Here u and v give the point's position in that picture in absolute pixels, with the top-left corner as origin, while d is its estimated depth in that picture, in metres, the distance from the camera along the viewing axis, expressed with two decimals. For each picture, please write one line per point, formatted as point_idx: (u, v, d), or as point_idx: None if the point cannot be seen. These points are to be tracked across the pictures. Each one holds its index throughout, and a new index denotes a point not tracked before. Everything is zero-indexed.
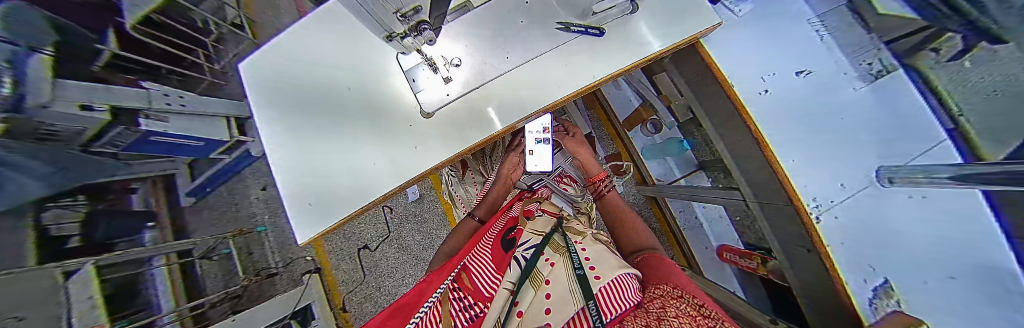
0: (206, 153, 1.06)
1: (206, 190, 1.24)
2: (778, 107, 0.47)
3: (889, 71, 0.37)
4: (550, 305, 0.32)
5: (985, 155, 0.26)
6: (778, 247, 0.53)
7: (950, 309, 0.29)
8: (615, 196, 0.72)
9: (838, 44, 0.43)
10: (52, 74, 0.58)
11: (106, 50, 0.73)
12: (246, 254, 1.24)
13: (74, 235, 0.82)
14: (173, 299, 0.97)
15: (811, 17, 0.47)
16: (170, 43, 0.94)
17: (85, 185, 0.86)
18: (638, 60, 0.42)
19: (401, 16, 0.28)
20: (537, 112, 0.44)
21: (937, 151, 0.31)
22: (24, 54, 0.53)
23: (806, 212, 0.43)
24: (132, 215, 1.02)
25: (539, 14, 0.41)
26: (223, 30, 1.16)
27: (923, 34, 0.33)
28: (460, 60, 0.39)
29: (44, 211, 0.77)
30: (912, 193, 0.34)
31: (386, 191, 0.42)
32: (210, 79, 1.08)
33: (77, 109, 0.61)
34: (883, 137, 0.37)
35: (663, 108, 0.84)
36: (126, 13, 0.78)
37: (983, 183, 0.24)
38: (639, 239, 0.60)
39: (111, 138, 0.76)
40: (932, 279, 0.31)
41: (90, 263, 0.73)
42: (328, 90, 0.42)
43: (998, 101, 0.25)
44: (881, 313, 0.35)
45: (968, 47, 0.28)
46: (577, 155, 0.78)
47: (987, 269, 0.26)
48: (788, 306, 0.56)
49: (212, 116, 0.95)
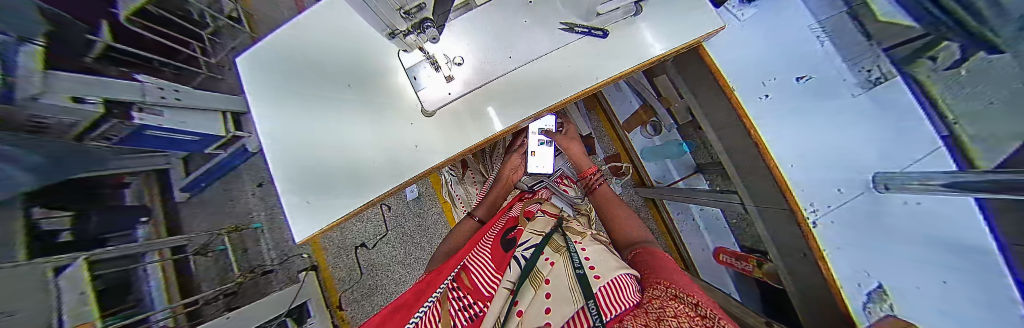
0: (200, 148, 1.04)
1: (200, 186, 1.22)
2: (778, 111, 0.48)
3: (888, 78, 0.37)
4: (550, 305, 0.32)
5: (980, 163, 0.27)
6: (774, 249, 0.54)
7: (942, 315, 0.29)
8: (608, 190, 0.72)
9: (838, 49, 0.43)
10: (43, 66, 0.56)
11: (100, 41, 0.72)
12: (241, 250, 1.23)
13: (65, 229, 0.81)
14: (168, 294, 0.96)
15: (811, 23, 0.46)
16: (165, 35, 0.93)
17: (76, 179, 0.84)
18: (639, 64, 0.43)
19: (404, 14, 0.28)
20: (538, 114, 0.44)
21: (933, 158, 0.31)
22: (14, 44, 0.51)
23: (804, 216, 0.44)
24: (126, 210, 1.01)
25: (541, 12, 0.40)
26: (219, 23, 1.15)
27: (921, 42, 0.34)
28: (462, 59, 0.39)
29: (34, 205, 0.75)
30: (907, 199, 0.34)
31: (385, 190, 0.42)
32: (205, 73, 1.07)
33: (70, 101, 0.59)
34: (879, 144, 0.37)
35: (663, 111, 0.87)
36: (121, 4, 0.78)
37: (975, 191, 0.25)
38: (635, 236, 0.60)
39: (103, 130, 0.74)
40: (925, 284, 0.32)
41: (82, 258, 0.72)
42: (328, 88, 0.42)
43: (996, 112, 0.25)
44: (875, 317, 0.36)
45: (966, 57, 0.29)
46: (568, 151, 0.76)
47: (980, 274, 0.27)
48: (782, 307, 0.57)
49: (207, 111, 0.94)
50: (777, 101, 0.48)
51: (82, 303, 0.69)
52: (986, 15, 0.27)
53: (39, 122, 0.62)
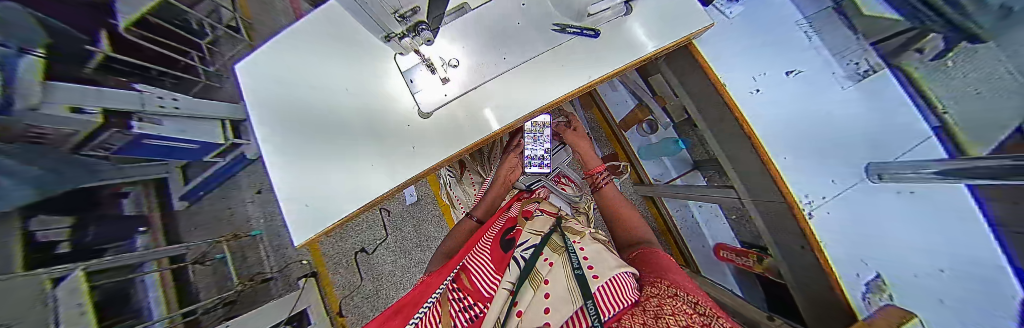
0: (198, 157, 1.04)
1: (198, 194, 1.22)
2: (769, 104, 0.48)
3: (877, 71, 0.39)
4: (549, 305, 0.33)
5: (971, 151, 0.28)
6: (774, 244, 0.53)
7: (939, 303, 0.30)
8: (613, 188, 0.71)
9: (824, 44, 0.45)
10: (42, 77, 0.57)
11: (98, 52, 0.73)
12: (240, 258, 1.22)
13: (62, 241, 0.80)
14: (167, 306, 0.94)
15: (799, 19, 0.48)
16: (164, 45, 0.94)
17: (72, 189, 0.84)
18: (633, 60, 0.43)
19: (399, 17, 0.28)
20: (535, 112, 0.44)
21: (924, 148, 0.33)
22: (14, 55, 0.53)
23: (801, 208, 0.43)
24: (123, 220, 1.00)
25: (535, 15, 0.41)
26: (219, 32, 1.17)
27: (909, 35, 0.35)
28: (458, 61, 0.39)
29: (31, 217, 0.75)
30: (900, 189, 0.35)
31: (384, 191, 0.42)
32: (204, 81, 1.08)
33: (67, 111, 0.60)
34: (875, 137, 0.37)
35: (660, 110, 0.87)
36: (120, 16, 0.80)
37: (969, 178, 0.25)
38: (634, 234, 0.60)
39: (102, 140, 0.74)
40: (922, 272, 0.32)
41: (79, 269, 0.72)
42: (327, 92, 0.42)
43: (987, 100, 0.27)
44: (874, 307, 0.35)
45: (949, 47, 0.31)
46: (577, 148, 0.78)
47: (973, 262, 0.28)
48: (784, 302, 0.56)
49: (208, 120, 0.95)
50: (768, 96, 0.48)
51: (81, 313, 0.69)
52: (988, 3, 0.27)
53: (38, 133, 0.62)
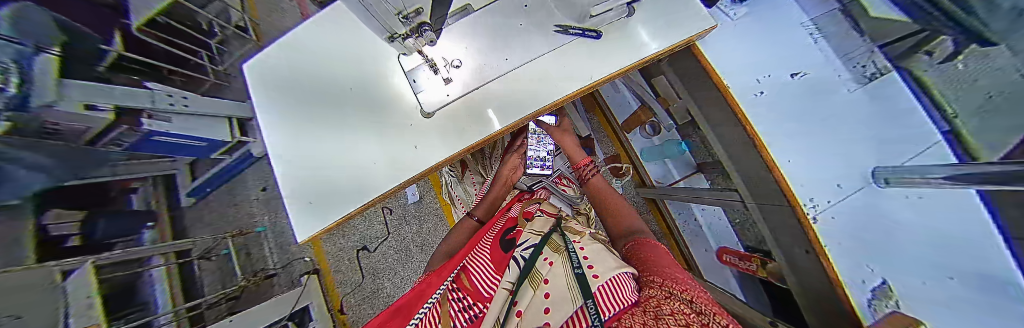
0: (206, 154, 1.05)
1: (206, 190, 1.24)
2: (774, 107, 0.48)
3: (883, 73, 0.38)
4: (549, 305, 0.33)
5: (981, 157, 0.27)
6: (777, 248, 0.52)
7: (949, 312, 0.29)
8: (600, 180, 0.73)
9: (830, 45, 0.44)
10: (58, 75, 0.60)
11: (111, 51, 0.75)
12: (245, 254, 1.23)
13: (74, 234, 0.83)
14: (173, 301, 0.96)
15: (805, 20, 0.47)
16: (174, 44, 0.96)
17: (84, 184, 0.86)
18: (634, 62, 0.43)
19: (402, 18, 0.29)
20: (537, 112, 0.44)
21: (934, 150, 0.31)
22: (31, 53, 0.56)
23: (804, 211, 0.43)
24: (132, 215, 1.02)
25: (538, 16, 0.41)
26: (228, 32, 1.19)
27: (918, 37, 0.34)
28: (460, 61, 0.40)
29: (45, 211, 0.77)
30: (908, 194, 0.34)
31: (385, 189, 0.42)
32: (212, 80, 1.10)
33: (81, 108, 0.62)
34: (882, 141, 0.37)
35: (662, 112, 0.85)
36: (132, 15, 0.82)
37: (980, 183, 0.24)
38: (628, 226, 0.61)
39: (114, 137, 0.76)
40: (931, 279, 0.31)
41: (90, 262, 0.74)
42: (329, 93, 0.43)
43: (996, 104, 0.26)
44: (880, 314, 0.35)
45: (958, 51, 0.30)
46: (561, 143, 0.78)
47: (980, 269, 0.27)
48: (787, 307, 0.55)
49: (217, 117, 0.96)
50: (771, 98, 0.48)
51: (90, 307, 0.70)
52: (996, 5, 0.26)
53: (54, 128, 0.64)
